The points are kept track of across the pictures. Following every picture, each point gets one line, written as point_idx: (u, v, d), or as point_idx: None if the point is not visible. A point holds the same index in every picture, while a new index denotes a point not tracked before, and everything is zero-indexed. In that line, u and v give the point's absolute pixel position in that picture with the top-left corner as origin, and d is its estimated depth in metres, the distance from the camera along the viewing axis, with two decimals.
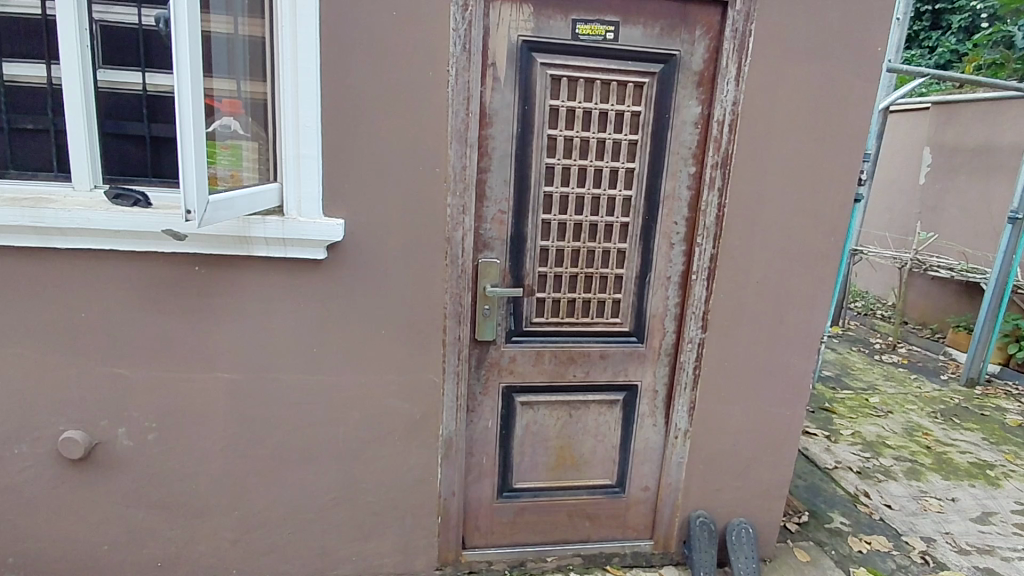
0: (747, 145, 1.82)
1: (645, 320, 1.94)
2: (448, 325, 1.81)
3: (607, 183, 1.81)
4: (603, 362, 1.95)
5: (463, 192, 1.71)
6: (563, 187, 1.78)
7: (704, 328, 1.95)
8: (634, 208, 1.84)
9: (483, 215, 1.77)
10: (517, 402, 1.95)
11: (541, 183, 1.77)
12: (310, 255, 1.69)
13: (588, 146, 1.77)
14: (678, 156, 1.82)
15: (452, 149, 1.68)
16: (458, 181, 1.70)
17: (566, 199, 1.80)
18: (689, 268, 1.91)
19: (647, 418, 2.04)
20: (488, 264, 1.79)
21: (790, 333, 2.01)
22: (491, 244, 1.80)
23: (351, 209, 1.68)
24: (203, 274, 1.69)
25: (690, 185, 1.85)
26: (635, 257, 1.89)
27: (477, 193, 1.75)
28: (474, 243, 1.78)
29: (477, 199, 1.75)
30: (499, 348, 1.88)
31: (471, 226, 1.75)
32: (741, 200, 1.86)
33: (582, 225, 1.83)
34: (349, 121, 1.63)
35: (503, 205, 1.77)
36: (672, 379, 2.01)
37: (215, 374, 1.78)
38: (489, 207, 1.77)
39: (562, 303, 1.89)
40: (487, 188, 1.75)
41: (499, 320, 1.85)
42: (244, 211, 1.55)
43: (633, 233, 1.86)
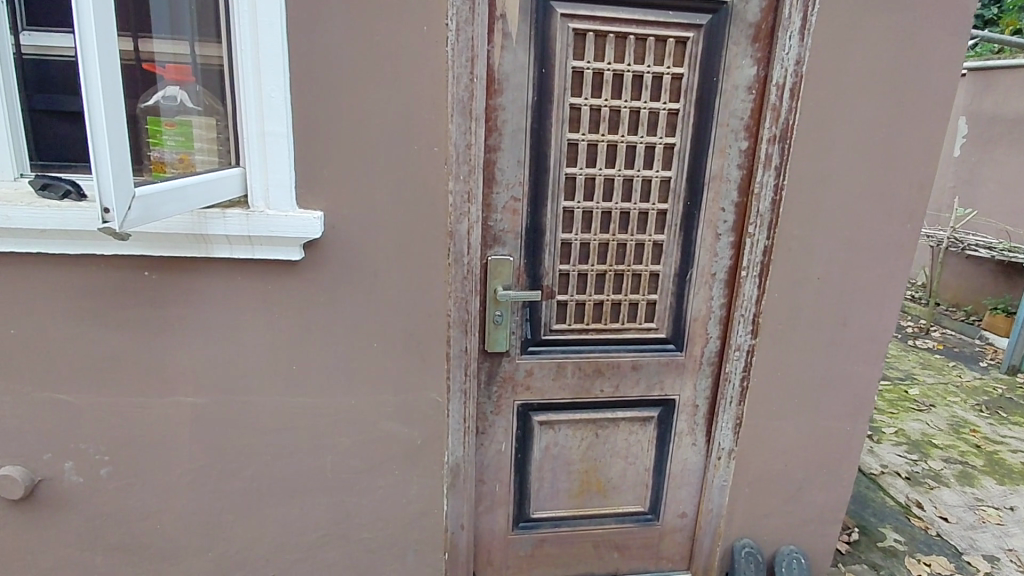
0: (812, 113, 1.50)
1: (685, 324, 1.64)
2: (452, 336, 1.51)
3: (642, 163, 1.49)
4: (635, 374, 1.66)
5: (467, 177, 1.40)
6: (589, 169, 1.47)
7: (754, 334, 1.66)
8: (673, 193, 1.53)
9: (492, 205, 1.47)
10: (535, 422, 1.67)
11: (562, 164, 1.46)
12: (283, 256, 1.39)
13: (620, 117, 1.45)
14: (727, 128, 1.50)
15: (454, 122, 1.36)
16: (461, 163, 1.39)
17: (592, 184, 1.48)
18: (738, 263, 1.60)
19: (685, 437, 1.76)
20: (500, 263, 1.50)
21: (853, 336, 1.72)
22: (504, 239, 1.49)
23: (332, 200, 1.38)
24: (155, 280, 1.40)
25: (741, 163, 1.53)
26: (674, 251, 1.58)
27: (484, 177, 1.43)
28: (483, 238, 1.48)
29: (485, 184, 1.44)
30: (513, 361, 1.60)
31: (479, 219, 1.44)
32: (803, 181, 1.55)
33: (612, 214, 1.51)
34: (326, 90, 1.32)
35: (517, 192, 1.46)
36: (715, 391, 1.72)
37: (177, 398, 1.49)
38: (499, 195, 1.46)
39: (587, 306, 1.58)
40: (497, 170, 1.44)
41: (513, 328, 1.56)
42: (197, 205, 1.24)
43: (672, 223, 1.55)
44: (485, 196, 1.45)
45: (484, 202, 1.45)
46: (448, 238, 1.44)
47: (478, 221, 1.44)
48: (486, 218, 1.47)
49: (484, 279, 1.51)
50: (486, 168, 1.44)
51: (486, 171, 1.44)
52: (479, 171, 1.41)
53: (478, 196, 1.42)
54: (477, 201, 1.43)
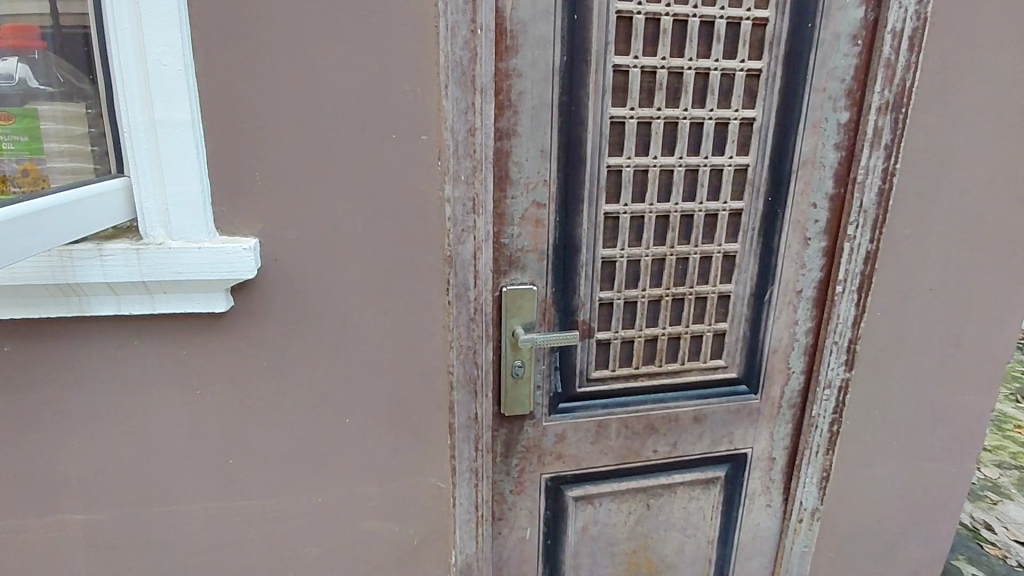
0: (933, 70, 1.10)
1: (761, 358, 1.24)
2: (457, 400, 1.08)
3: (710, 147, 1.07)
4: (697, 427, 1.26)
5: (469, 178, 0.96)
6: (638, 158, 1.04)
7: (849, 366, 1.27)
8: (751, 187, 1.11)
9: (506, 216, 1.03)
10: (569, 498, 1.25)
11: (603, 154, 1.03)
12: (199, 308, 0.93)
13: (683, 83, 1.02)
14: (823, 94, 1.09)
15: (450, 99, 0.92)
16: (460, 158, 0.94)
17: (643, 178, 1.06)
18: (832, 275, 1.20)
19: (758, 498, 1.36)
20: (519, 295, 1.06)
21: (965, 359, 1.34)
22: (524, 262, 1.06)
23: (271, 220, 0.92)
24: (11, 354, 0.93)
25: (839, 142, 1.13)
26: (750, 265, 1.17)
27: (493, 177, 0.99)
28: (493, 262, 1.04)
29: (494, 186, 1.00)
30: (539, 424, 1.17)
31: (489, 236, 1.00)
32: (918, 163, 1.15)
33: (670, 220, 1.09)
34: (250, 53, 0.86)
35: (541, 196, 1.03)
36: (796, 438, 1.33)
37: (64, 514, 1.03)
38: (515, 201, 1.02)
39: (636, 345, 1.17)
40: (511, 166, 1.00)
41: (538, 381, 1.14)
42: (60, 237, 0.77)
43: (750, 227, 1.14)
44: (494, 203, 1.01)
45: (493, 212, 1.01)
46: (446, 266, 1.00)
47: (489, 240, 1.00)
48: (496, 234, 1.03)
49: (495, 319, 1.08)
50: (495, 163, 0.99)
51: (496, 167, 1.00)
52: (488, 168, 0.96)
53: (487, 206, 0.98)
54: (486, 213, 0.98)
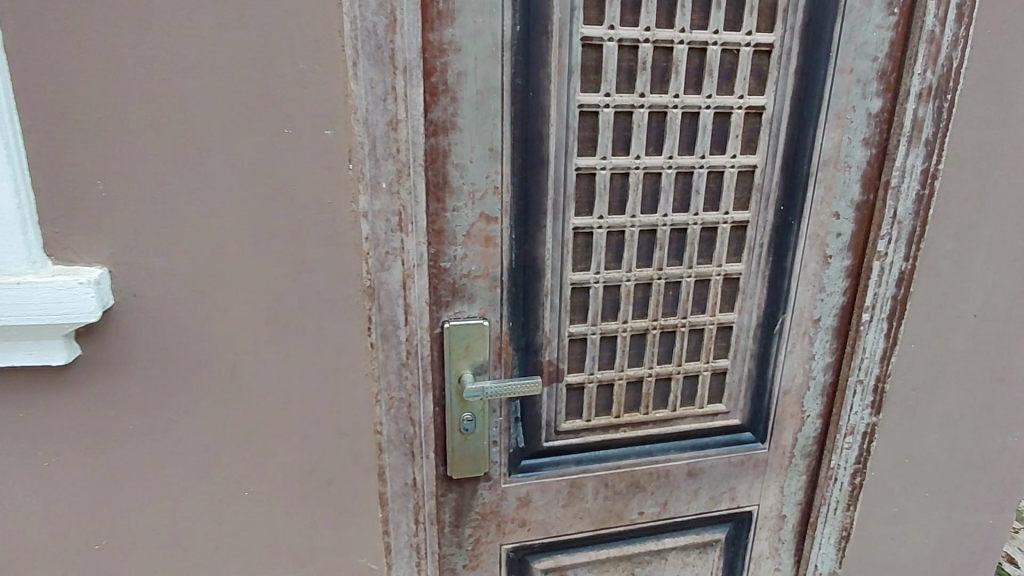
0: (987, 46, 0.87)
1: (770, 401, 1.02)
2: (390, 465, 0.85)
3: (707, 143, 0.84)
4: (692, 482, 1.04)
5: (391, 186, 0.73)
6: (615, 158, 0.82)
7: (876, 408, 1.05)
8: (759, 194, 0.89)
9: (446, 233, 0.80)
10: (537, 570, 1.03)
11: (570, 153, 0.80)
12: (36, 361, 0.69)
13: (672, 61, 0.80)
14: (849, 77, 0.87)
15: (360, 81, 0.69)
16: (378, 159, 0.72)
17: (622, 183, 0.83)
18: (856, 300, 0.98)
19: (765, 560, 1.15)
20: (466, 331, 0.84)
21: (1015, 397, 1.11)
22: (471, 291, 0.83)
23: (125, 244, 0.70)
24: None
25: (866, 137, 0.91)
26: (757, 290, 0.94)
27: (425, 184, 0.76)
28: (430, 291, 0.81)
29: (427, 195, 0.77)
30: (497, 487, 0.95)
31: (422, 260, 0.78)
32: (965, 162, 0.92)
33: (657, 236, 0.87)
34: (71, 14, 0.62)
35: (491, 208, 0.80)
36: (810, 492, 1.11)
37: None
38: (456, 214, 0.80)
39: (617, 390, 0.94)
40: (450, 169, 0.78)
41: (494, 435, 0.91)
42: None
43: (757, 244, 0.92)
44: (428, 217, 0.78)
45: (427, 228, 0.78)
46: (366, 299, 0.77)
47: (422, 266, 0.78)
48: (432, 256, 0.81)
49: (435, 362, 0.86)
50: (428, 166, 0.77)
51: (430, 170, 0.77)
52: (417, 173, 0.74)
53: (417, 222, 0.75)
54: (416, 231, 0.76)
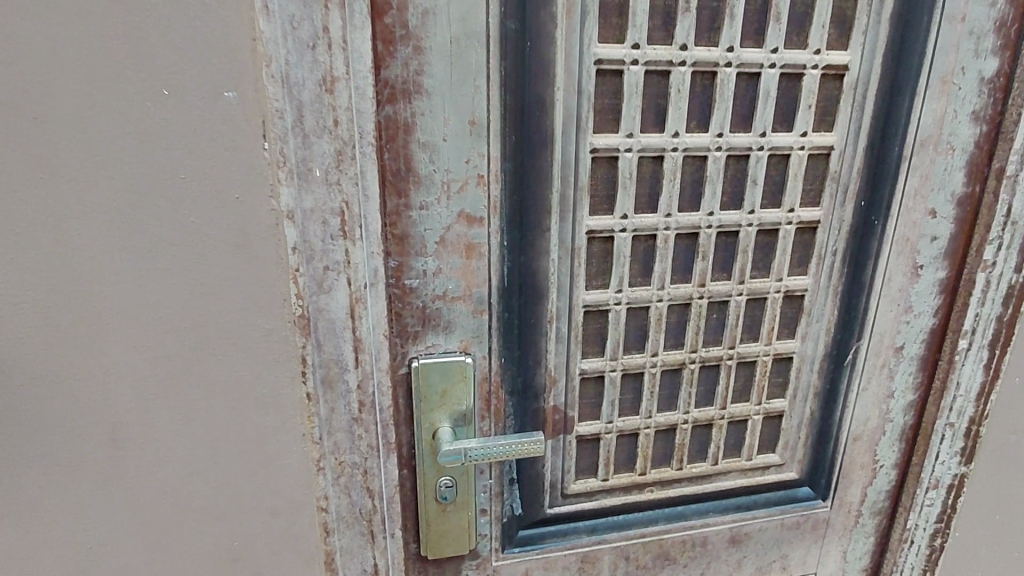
0: None
1: (836, 451, 0.79)
2: (341, 549, 0.64)
3: (769, 116, 0.62)
4: (735, 552, 0.82)
5: (329, 174, 0.52)
6: (644, 135, 0.59)
7: (967, 458, 0.82)
8: (835, 185, 0.67)
9: (411, 240, 0.58)
10: None
11: (582, 128, 0.58)
12: None
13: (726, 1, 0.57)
14: (961, 26, 0.64)
15: (274, 18, 0.47)
16: (307, 135, 0.50)
17: (653, 170, 0.61)
18: (949, 323, 0.76)
19: None
20: (441, 371, 0.62)
21: None
22: (448, 317, 0.62)
23: None
24: None
25: (977, 110, 0.68)
26: (827, 312, 0.72)
27: (379, 172, 0.54)
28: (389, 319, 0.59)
29: (382, 187, 0.55)
30: (487, 565, 0.73)
31: (378, 276, 0.56)
32: None
33: (698, 241, 0.65)
34: None
35: (473, 205, 0.58)
36: (876, 557, 0.90)
37: None
38: (426, 214, 0.58)
39: (642, 441, 0.72)
40: (415, 150, 0.56)
41: (482, 501, 0.70)
42: None
43: (829, 251, 0.69)
44: (386, 218, 0.57)
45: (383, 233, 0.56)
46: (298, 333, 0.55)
47: (377, 285, 0.56)
48: (393, 271, 0.59)
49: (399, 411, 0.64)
50: (383, 146, 0.55)
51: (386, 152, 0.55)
52: (367, 155, 0.52)
53: (372, 225, 0.54)
54: (368, 237, 0.55)
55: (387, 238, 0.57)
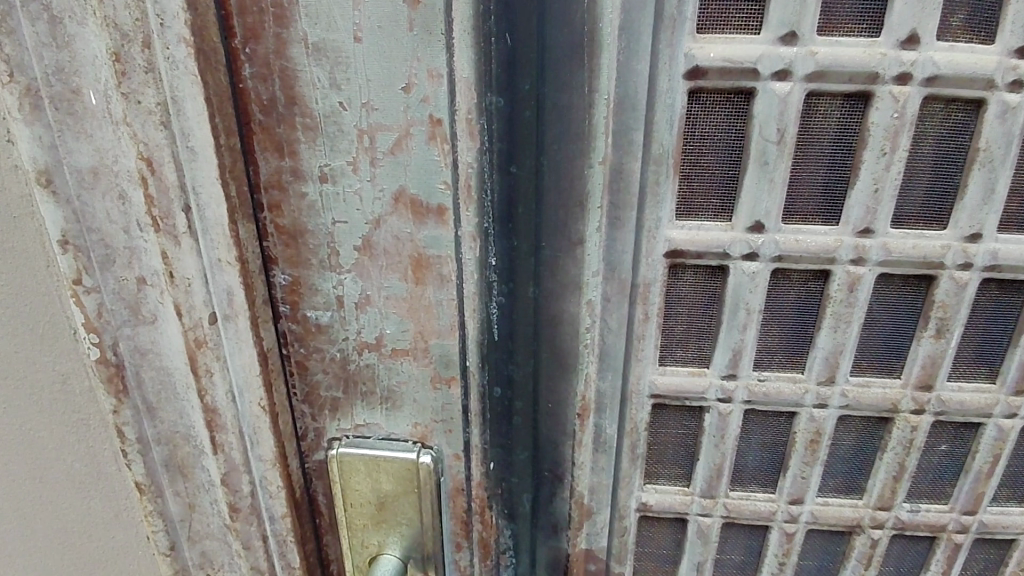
0: None
1: None
2: None
3: None
4: None
5: (111, 103, 0.26)
6: (823, 41, 0.25)
7: None
8: None
9: (308, 238, 0.30)
10: None
11: (665, 20, 0.25)
12: None
13: None
14: None
15: None
16: (56, 16, 0.25)
17: (834, 123, 0.27)
18: None
19: None
20: (375, 467, 0.35)
21: None
22: (388, 383, 0.34)
23: None
24: None
25: None
26: None
27: (216, 106, 0.27)
28: (267, 375, 0.32)
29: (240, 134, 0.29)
30: None
31: (234, 305, 0.30)
32: None
33: (931, 294, 0.29)
34: None
35: (423, 178, 0.29)
36: None
37: None
38: (334, 193, 0.29)
39: None
40: (298, 61, 0.27)
41: None
42: None
43: None
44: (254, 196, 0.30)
45: (240, 226, 0.29)
46: (96, 373, 0.32)
47: (235, 320, 0.31)
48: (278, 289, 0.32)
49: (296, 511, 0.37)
50: (233, 49, 0.27)
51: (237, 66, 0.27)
52: (182, 65, 0.26)
53: (209, 207, 0.28)
54: (206, 230, 0.29)
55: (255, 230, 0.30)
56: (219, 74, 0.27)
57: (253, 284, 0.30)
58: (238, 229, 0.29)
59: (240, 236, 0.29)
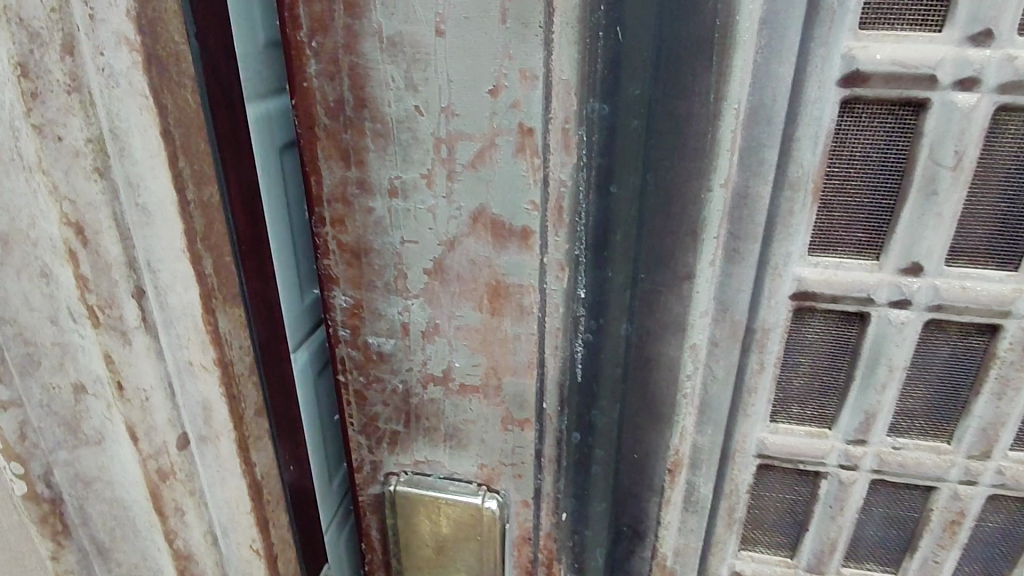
0: None
1: None
2: None
3: None
4: None
5: (20, 137, 0.21)
6: None
7: None
8: None
9: (374, 258, 0.27)
10: None
11: (818, 13, 0.20)
12: None
13: None
14: None
15: None
16: None
17: None
18: None
19: None
20: (428, 506, 0.32)
21: None
22: (455, 421, 0.30)
23: None
24: None
25: None
26: None
27: (190, 164, 0.22)
28: (261, 506, 0.29)
29: (224, 189, 0.25)
30: None
31: (213, 425, 0.26)
32: None
33: None
34: None
35: (508, 196, 0.25)
36: None
37: None
38: (404, 209, 0.26)
39: None
40: (371, 58, 0.23)
41: None
42: None
43: None
44: (242, 274, 0.26)
45: (219, 316, 0.25)
46: (25, 522, 0.26)
47: (216, 440, 0.27)
48: (274, 377, 0.29)
49: None
50: (297, 43, 0.24)
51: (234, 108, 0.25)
52: (123, 81, 0.21)
53: (171, 291, 0.24)
54: (167, 321, 0.24)
55: (243, 318, 0.26)
56: (181, 90, 0.22)
57: (237, 389, 0.26)
58: (216, 321, 0.25)
59: (219, 331, 0.25)
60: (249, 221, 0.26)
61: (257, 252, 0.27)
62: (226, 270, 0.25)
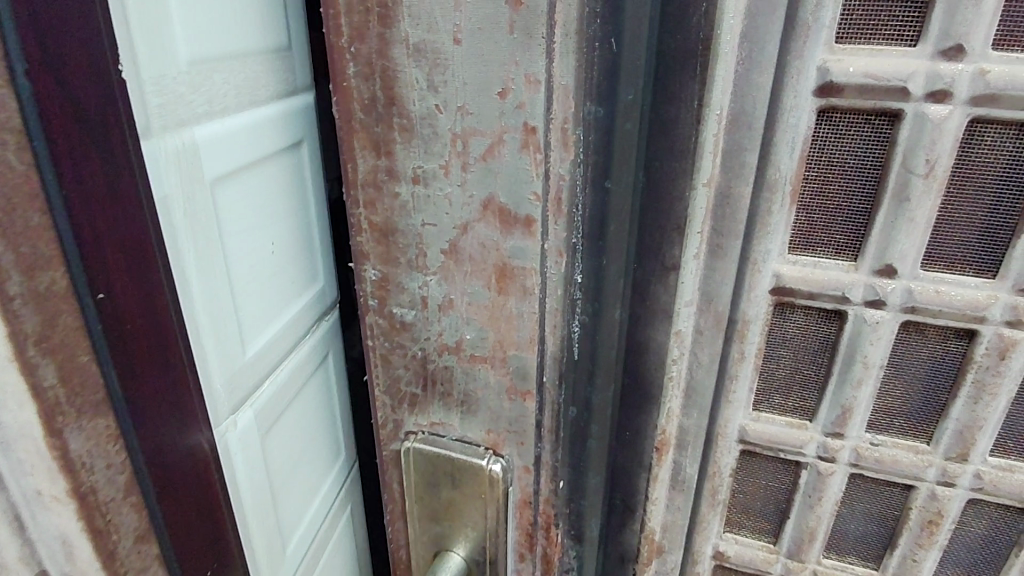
0: None
1: None
2: None
3: None
4: None
5: None
6: (997, 56, 0.22)
7: None
8: None
9: (399, 238, 0.31)
10: None
11: (799, 33, 0.24)
12: None
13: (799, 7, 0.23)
14: None
15: None
16: None
17: (1000, 157, 0.24)
18: None
19: None
20: (439, 462, 0.35)
21: None
22: (466, 388, 0.33)
23: None
24: None
25: None
26: None
27: (14, 243, 0.17)
28: None
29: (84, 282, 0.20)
30: None
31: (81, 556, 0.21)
32: None
33: None
34: None
35: (513, 187, 0.28)
36: None
37: None
38: (425, 195, 0.29)
39: None
40: (399, 62, 0.27)
41: None
42: None
43: None
44: (112, 368, 0.21)
45: (70, 436, 0.20)
46: None
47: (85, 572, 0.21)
48: (177, 485, 0.25)
49: None
50: (338, 48, 0.27)
51: (113, 149, 0.21)
52: None
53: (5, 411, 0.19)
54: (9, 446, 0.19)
55: (114, 430, 0.21)
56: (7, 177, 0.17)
57: (107, 520, 0.22)
58: (68, 441, 0.20)
59: (70, 456, 0.20)
60: (135, 296, 0.22)
61: (142, 333, 0.22)
62: (80, 371, 0.20)
